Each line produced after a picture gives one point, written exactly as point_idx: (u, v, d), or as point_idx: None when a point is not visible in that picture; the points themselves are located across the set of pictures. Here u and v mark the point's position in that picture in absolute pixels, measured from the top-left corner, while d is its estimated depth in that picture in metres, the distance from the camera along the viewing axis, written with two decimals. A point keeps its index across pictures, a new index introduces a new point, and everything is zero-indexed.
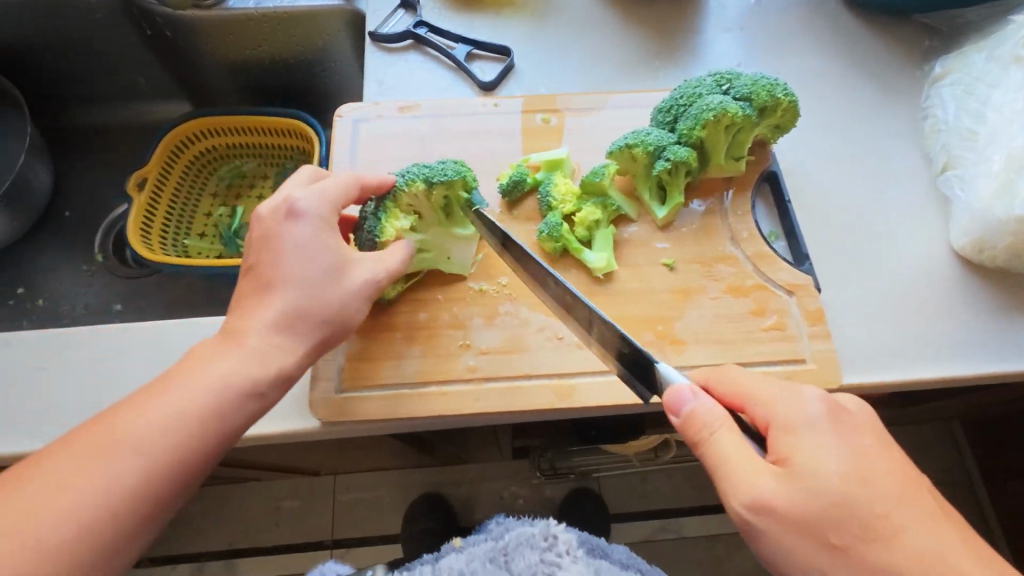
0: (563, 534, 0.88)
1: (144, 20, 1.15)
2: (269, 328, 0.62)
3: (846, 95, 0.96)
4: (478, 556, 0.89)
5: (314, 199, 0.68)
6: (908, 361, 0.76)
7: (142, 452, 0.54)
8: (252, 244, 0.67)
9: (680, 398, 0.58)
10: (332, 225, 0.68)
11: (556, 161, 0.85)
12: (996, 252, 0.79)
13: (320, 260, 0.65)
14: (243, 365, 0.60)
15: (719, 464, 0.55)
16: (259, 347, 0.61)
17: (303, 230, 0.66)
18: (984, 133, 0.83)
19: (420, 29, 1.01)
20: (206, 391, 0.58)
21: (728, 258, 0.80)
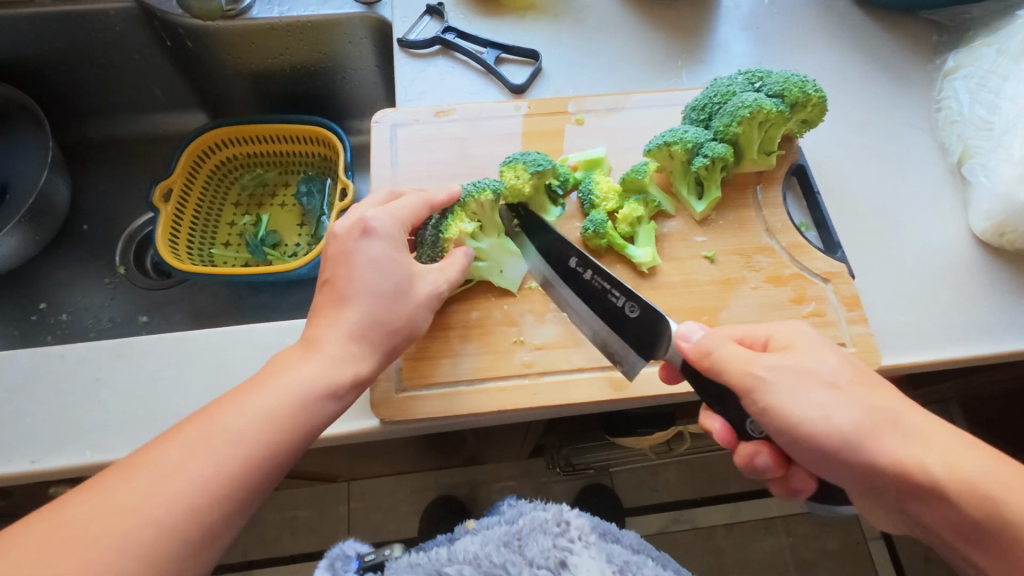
0: (576, 519, 0.85)
1: (166, 31, 1.14)
2: (344, 337, 0.66)
3: (863, 90, 1.00)
4: (492, 539, 0.85)
5: (387, 218, 0.71)
6: (940, 341, 0.80)
7: (235, 447, 0.57)
8: (328, 260, 0.71)
9: (689, 329, 0.66)
10: (402, 243, 0.71)
11: (596, 160, 0.88)
12: (1016, 235, 0.83)
13: (392, 275, 0.69)
14: (324, 369, 0.63)
15: (724, 373, 0.61)
16: (336, 353, 0.65)
17: (378, 248, 0.69)
18: (998, 122, 0.87)
19: (448, 35, 1.03)
20: (292, 393, 0.61)
21: (765, 248, 0.83)
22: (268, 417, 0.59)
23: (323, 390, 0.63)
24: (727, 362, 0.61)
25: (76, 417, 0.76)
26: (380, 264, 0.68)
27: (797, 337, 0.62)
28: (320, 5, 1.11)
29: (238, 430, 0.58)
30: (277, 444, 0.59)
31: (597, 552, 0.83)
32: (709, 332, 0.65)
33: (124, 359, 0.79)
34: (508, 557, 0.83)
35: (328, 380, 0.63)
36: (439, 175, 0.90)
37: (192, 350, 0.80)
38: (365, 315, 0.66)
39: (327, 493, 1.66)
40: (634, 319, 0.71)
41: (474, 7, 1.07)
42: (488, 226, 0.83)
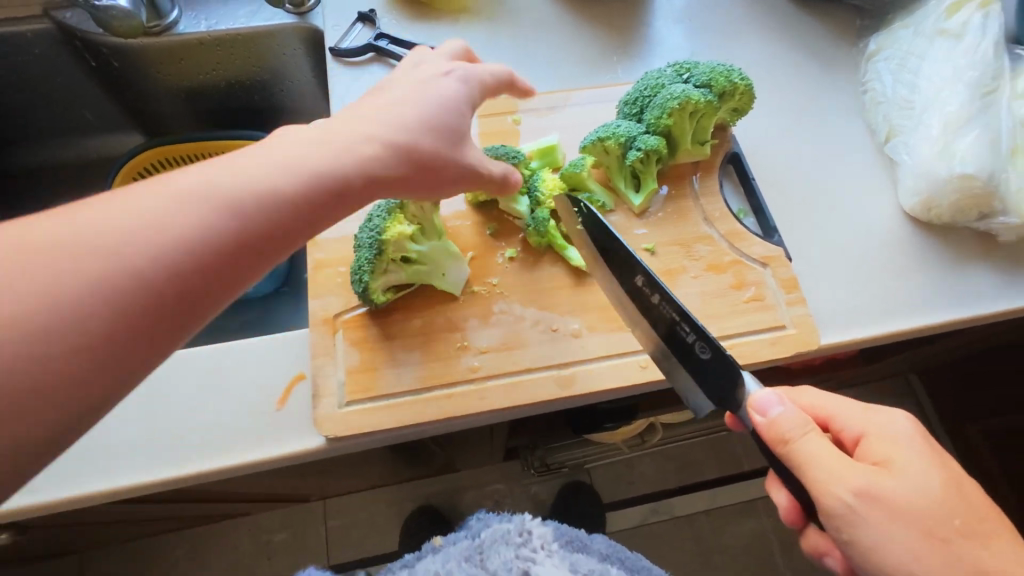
0: (537, 528, 0.98)
1: (89, 51, 1.10)
2: (267, 171, 0.54)
3: (793, 76, 1.02)
4: (453, 556, 0.95)
5: (461, 83, 0.71)
6: (876, 317, 0.82)
7: (154, 228, 0.48)
8: (365, 100, 0.68)
9: (766, 401, 0.61)
10: (468, 109, 0.70)
11: (550, 149, 0.88)
12: (942, 209, 0.85)
13: (450, 122, 0.67)
14: (234, 198, 0.51)
15: (813, 466, 0.56)
16: (248, 188, 0.52)
17: (439, 99, 0.68)
18: (918, 101, 0.90)
19: (380, 41, 1.02)
20: (180, 221, 0.49)
21: (704, 237, 0.84)
22: (151, 262, 0.47)
23: (232, 239, 0.51)
24: (813, 453, 0.57)
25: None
26: (438, 116, 0.66)
27: (893, 428, 0.61)
28: (249, 18, 1.09)
29: (113, 278, 0.46)
30: (161, 289, 0.47)
31: (558, 560, 0.95)
32: (791, 407, 0.60)
33: None
34: (471, 571, 0.92)
35: (232, 222, 0.51)
36: None
37: None
38: (397, 141, 0.62)
39: (301, 513, 1.62)
40: (705, 361, 0.66)
41: (407, 13, 1.06)
42: (429, 226, 0.80)
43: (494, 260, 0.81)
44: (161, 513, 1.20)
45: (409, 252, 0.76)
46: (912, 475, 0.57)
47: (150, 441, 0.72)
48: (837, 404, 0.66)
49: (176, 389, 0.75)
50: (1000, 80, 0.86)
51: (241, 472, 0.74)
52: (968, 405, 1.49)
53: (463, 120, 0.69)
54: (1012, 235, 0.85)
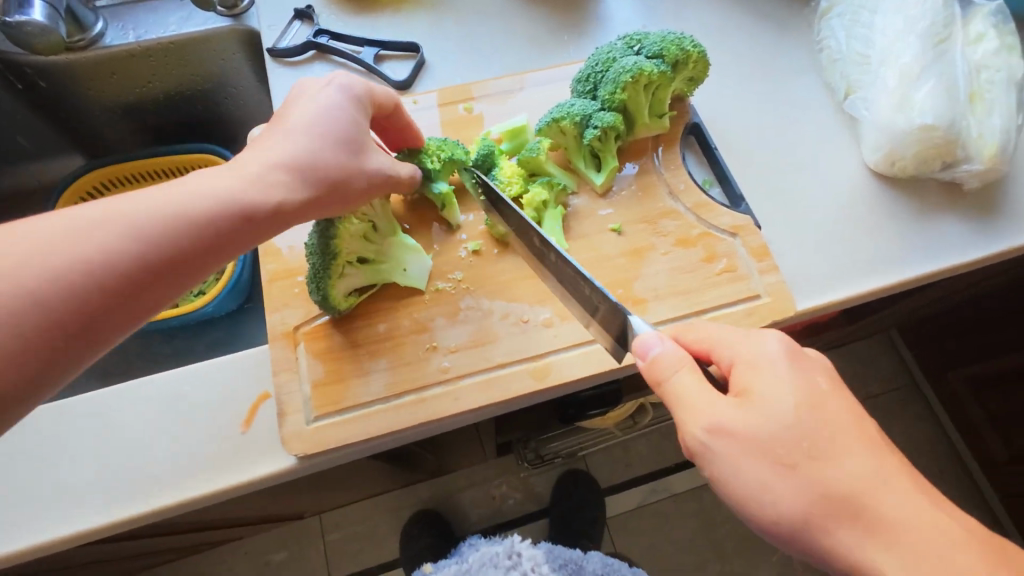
0: (527, 551, 1.04)
1: (12, 73, 1.04)
2: (216, 186, 0.57)
3: (746, 41, 1.00)
4: None
5: (356, 83, 0.69)
6: (850, 277, 0.81)
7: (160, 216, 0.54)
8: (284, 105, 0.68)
9: (646, 343, 0.59)
10: (362, 113, 0.68)
11: (519, 129, 0.85)
12: (906, 161, 0.84)
13: (341, 126, 0.65)
14: (175, 205, 0.55)
15: (679, 404, 0.56)
16: (196, 203, 0.56)
17: (329, 112, 0.65)
18: (874, 55, 0.89)
19: (321, 38, 0.97)
20: (142, 213, 0.53)
21: (670, 212, 0.82)
22: (87, 269, 0.49)
23: (174, 245, 0.54)
24: (682, 390, 0.56)
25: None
26: (330, 124, 0.65)
27: (760, 355, 0.57)
28: (181, 24, 1.03)
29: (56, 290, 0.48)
30: (69, 310, 0.49)
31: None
32: (670, 346, 0.58)
33: None
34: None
35: (135, 250, 0.52)
36: None
37: None
38: (297, 160, 0.62)
39: (296, 531, 1.58)
40: (601, 311, 0.65)
41: (347, 6, 1.02)
42: (382, 221, 0.77)
43: (456, 255, 0.78)
44: (145, 548, 1.15)
45: (364, 250, 0.74)
46: (769, 406, 0.54)
47: (111, 480, 0.68)
48: (714, 334, 0.61)
49: (134, 422, 0.71)
50: (950, 28, 0.85)
51: (212, 502, 0.70)
52: (946, 355, 1.50)
53: (359, 128, 0.67)
54: (976, 182, 0.84)
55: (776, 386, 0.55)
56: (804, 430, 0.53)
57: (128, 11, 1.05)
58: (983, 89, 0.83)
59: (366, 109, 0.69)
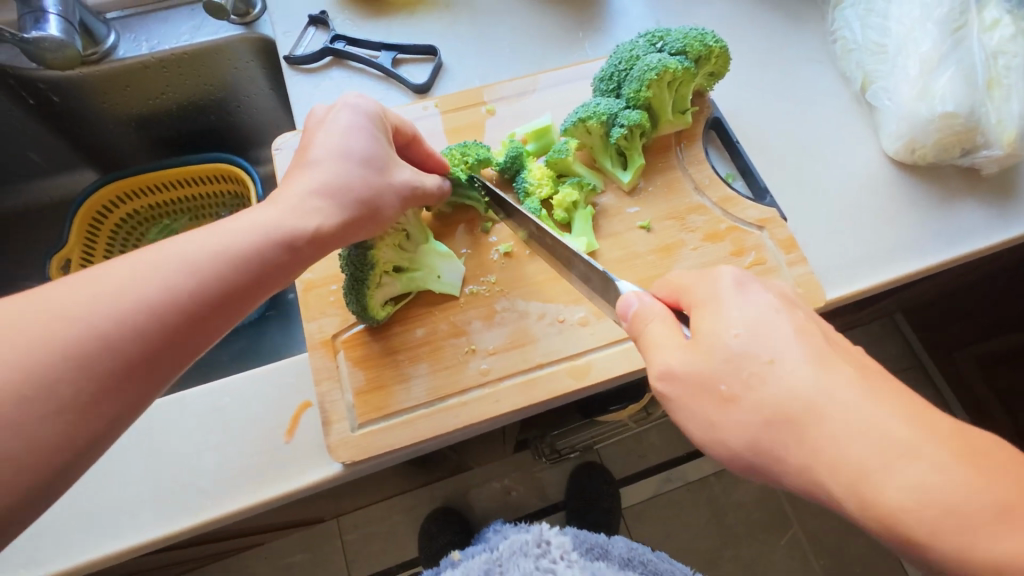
0: (556, 538, 0.97)
1: (25, 88, 1.03)
2: (253, 221, 0.59)
3: (759, 32, 1.00)
4: (473, 569, 0.94)
5: (371, 104, 0.69)
6: (875, 265, 0.82)
7: (210, 256, 0.55)
8: (306, 134, 0.68)
9: (624, 305, 0.59)
10: (383, 132, 0.68)
11: (544, 130, 0.86)
12: (927, 149, 0.85)
13: (364, 148, 0.65)
14: (217, 243, 0.56)
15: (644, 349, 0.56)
16: (236, 237, 0.57)
17: (353, 135, 0.66)
18: (890, 44, 0.89)
19: (337, 44, 0.97)
20: (197, 255, 0.55)
21: (697, 207, 0.82)
22: (143, 313, 0.50)
23: (221, 280, 0.55)
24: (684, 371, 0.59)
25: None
26: (354, 146, 0.65)
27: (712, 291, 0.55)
28: (194, 34, 1.03)
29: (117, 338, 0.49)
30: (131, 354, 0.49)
31: (579, 568, 0.93)
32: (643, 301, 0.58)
33: None
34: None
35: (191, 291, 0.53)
36: None
37: None
38: (329, 187, 0.62)
39: (314, 533, 1.57)
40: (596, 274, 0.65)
41: (361, 11, 1.02)
42: (416, 228, 0.78)
43: (488, 257, 0.79)
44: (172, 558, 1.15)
45: (401, 259, 0.75)
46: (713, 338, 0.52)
47: (159, 493, 0.68)
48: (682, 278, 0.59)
49: (178, 435, 0.71)
50: (966, 16, 0.86)
51: (257, 512, 0.70)
52: (953, 338, 1.50)
53: (381, 147, 0.67)
54: (994, 167, 0.85)
55: (717, 321, 0.53)
56: (743, 358, 0.50)
57: (140, 22, 1.05)
58: (1002, 74, 0.84)
59: (384, 127, 0.69)
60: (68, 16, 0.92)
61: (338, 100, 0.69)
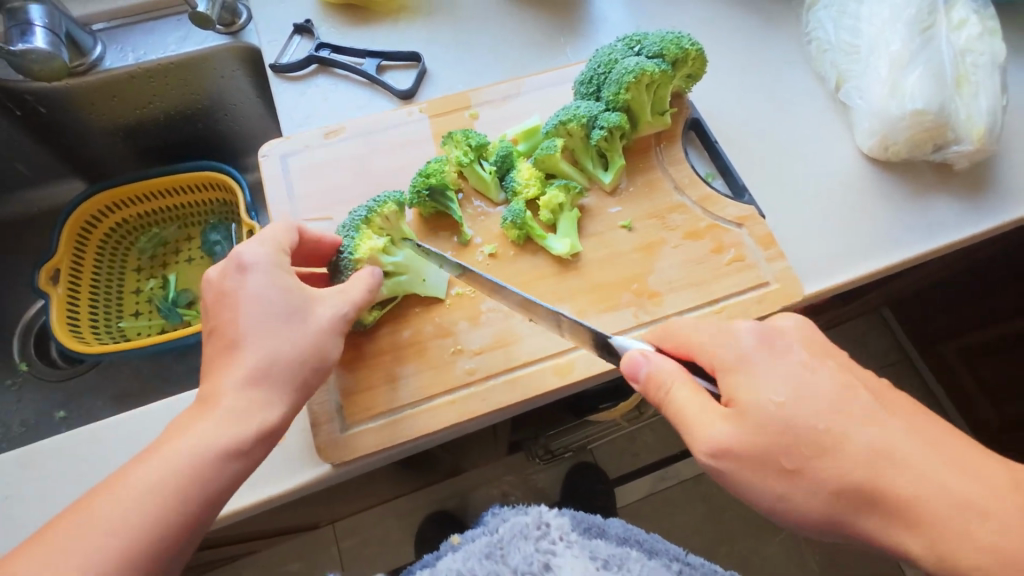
0: (555, 519, 0.89)
1: (11, 100, 1.04)
2: (239, 385, 0.60)
3: (735, 35, 1.03)
4: (473, 554, 0.87)
5: (260, 247, 0.66)
6: (852, 260, 0.84)
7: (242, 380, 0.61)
8: (207, 308, 0.65)
9: (633, 362, 0.64)
10: (285, 269, 0.67)
11: (534, 130, 0.87)
12: (899, 146, 0.88)
13: (277, 296, 0.64)
14: (239, 402, 0.60)
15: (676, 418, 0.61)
16: (233, 411, 0.59)
17: (259, 281, 0.64)
18: (862, 44, 0.92)
19: (322, 52, 0.98)
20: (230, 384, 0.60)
21: (678, 206, 0.84)
22: (190, 476, 0.56)
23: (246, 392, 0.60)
24: (679, 403, 0.60)
25: (13, 536, 0.71)
26: (266, 302, 0.64)
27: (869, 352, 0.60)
28: (179, 44, 1.05)
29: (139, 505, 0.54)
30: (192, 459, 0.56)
31: (579, 549, 0.88)
32: (653, 363, 0.63)
33: (45, 461, 0.75)
34: (492, 568, 0.85)
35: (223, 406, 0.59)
36: (341, 199, 0.86)
37: (121, 437, 0.76)
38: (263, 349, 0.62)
39: (309, 541, 1.57)
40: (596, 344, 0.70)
41: (345, 19, 1.03)
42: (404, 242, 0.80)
43: (473, 259, 0.80)
44: None
45: (385, 263, 0.76)
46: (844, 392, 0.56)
47: None
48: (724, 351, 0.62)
49: None
50: (935, 15, 0.89)
51: (248, 514, 0.71)
52: (937, 331, 1.52)
53: (290, 288, 0.66)
54: (966, 162, 0.88)
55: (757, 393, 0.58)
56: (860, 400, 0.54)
57: (126, 33, 1.06)
58: (969, 72, 0.87)
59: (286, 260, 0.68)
60: (54, 28, 0.93)
61: (228, 257, 0.66)
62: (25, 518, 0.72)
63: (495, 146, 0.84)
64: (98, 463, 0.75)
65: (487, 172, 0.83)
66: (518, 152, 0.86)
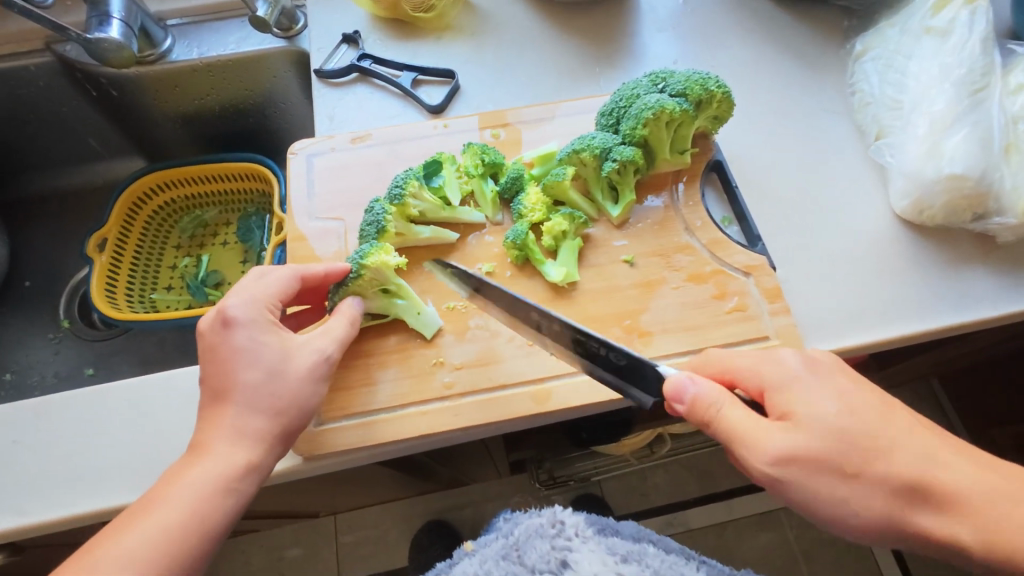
0: (571, 517, 0.86)
1: (89, 82, 1.14)
2: (229, 435, 0.64)
3: (778, 78, 1.00)
4: (489, 555, 0.84)
5: (244, 304, 0.69)
6: (868, 324, 0.79)
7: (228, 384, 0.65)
8: (200, 357, 0.69)
9: (678, 388, 0.64)
10: (270, 326, 0.69)
11: (549, 155, 0.88)
12: (935, 211, 0.83)
13: (266, 360, 0.67)
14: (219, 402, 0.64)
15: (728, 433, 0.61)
16: (221, 456, 0.63)
17: (245, 336, 0.67)
18: (907, 100, 0.88)
19: (364, 61, 1.03)
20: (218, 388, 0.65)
21: (685, 247, 0.82)
22: None
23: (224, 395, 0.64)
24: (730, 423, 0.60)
25: (19, 479, 0.77)
26: (254, 369, 0.66)
27: None
28: (239, 43, 1.12)
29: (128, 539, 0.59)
30: (182, 482, 0.62)
31: (595, 545, 0.84)
32: (699, 385, 0.63)
33: (56, 414, 0.81)
34: (509, 569, 0.82)
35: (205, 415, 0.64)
36: (357, 202, 0.90)
37: (125, 402, 0.81)
38: (246, 374, 0.66)
39: (308, 530, 1.59)
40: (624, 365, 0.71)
41: (392, 32, 1.08)
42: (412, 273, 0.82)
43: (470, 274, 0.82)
44: None
45: (389, 282, 0.77)
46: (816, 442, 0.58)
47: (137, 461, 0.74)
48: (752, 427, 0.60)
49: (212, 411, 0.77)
50: (989, 76, 0.83)
51: None
52: (990, 411, 1.36)
53: (274, 339, 0.68)
54: (1011, 235, 0.81)
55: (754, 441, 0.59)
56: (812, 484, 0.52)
57: (194, 30, 1.15)
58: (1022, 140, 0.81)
59: (271, 315, 0.70)
60: (129, 21, 1.03)
61: (216, 309, 0.69)
62: (27, 462, 0.78)
63: (510, 167, 0.85)
64: (99, 424, 0.80)
65: (492, 190, 0.85)
66: (531, 176, 0.87)
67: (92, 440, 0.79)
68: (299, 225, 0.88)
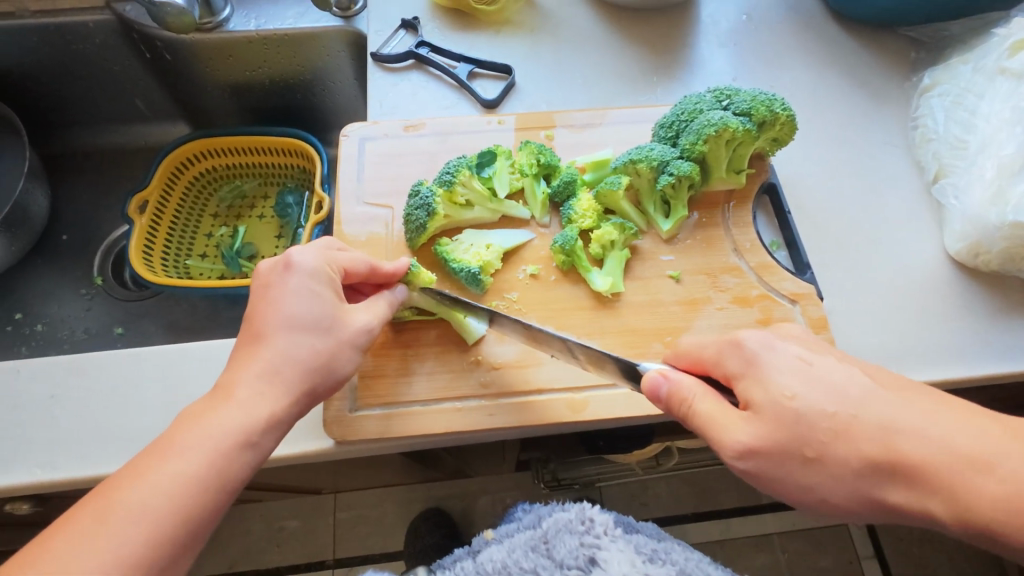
0: (600, 515, 0.85)
1: (144, 43, 1.15)
2: (255, 378, 0.62)
3: (839, 104, 0.98)
4: (518, 546, 0.85)
5: (313, 255, 0.69)
6: (911, 363, 0.78)
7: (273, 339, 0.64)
8: (251, 296, 0.68)
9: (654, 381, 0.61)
10: (328, 278, 0.68)
11: (603, 162, 0.87)
12: (991, 256, 0.81)
13: (312, 312, 0.65)
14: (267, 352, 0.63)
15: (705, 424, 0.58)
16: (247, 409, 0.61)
17: (299, 283, 0.66)
18: (973, 141, 0.85)
19: (421, 49, 1.02)
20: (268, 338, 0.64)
21: (732, 268, 0.81)
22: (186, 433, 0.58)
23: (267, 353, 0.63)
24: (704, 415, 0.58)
25: (51, 432, 0.78)
26: (299, 318, 0.65)
27: None
28: (297, 19, 1.11)
29: (155, 476, 0.56)
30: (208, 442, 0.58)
31: (624, 544, 0.83)
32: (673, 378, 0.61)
33: (91, 371, 0.82)
34: (538, 562, 0.83)
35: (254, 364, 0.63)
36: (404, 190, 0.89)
37: (160, 367, 0.82)
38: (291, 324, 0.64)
39: (310, 505, 1.60)
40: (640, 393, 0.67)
41: (451, 22, 1.07)
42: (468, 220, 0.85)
43: (514, 275, 0.81)
44: None
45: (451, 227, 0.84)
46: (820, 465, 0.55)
47: None
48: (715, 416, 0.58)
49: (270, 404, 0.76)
50: None
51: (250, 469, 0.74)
52: None
53: (327, 295, 0.67)
54: None
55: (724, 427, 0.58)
56: None
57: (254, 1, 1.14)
58: None
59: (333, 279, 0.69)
60: None
61: (282, 255, 0.69)
62: (60, 417, 0.79)
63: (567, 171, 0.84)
64: (132, 385, 0.81)
65: (543, 192, 0.85)
66: (582, 182, 0.86)
67: (125, 401, 0.80)
68: (345, 209, 0.88)
